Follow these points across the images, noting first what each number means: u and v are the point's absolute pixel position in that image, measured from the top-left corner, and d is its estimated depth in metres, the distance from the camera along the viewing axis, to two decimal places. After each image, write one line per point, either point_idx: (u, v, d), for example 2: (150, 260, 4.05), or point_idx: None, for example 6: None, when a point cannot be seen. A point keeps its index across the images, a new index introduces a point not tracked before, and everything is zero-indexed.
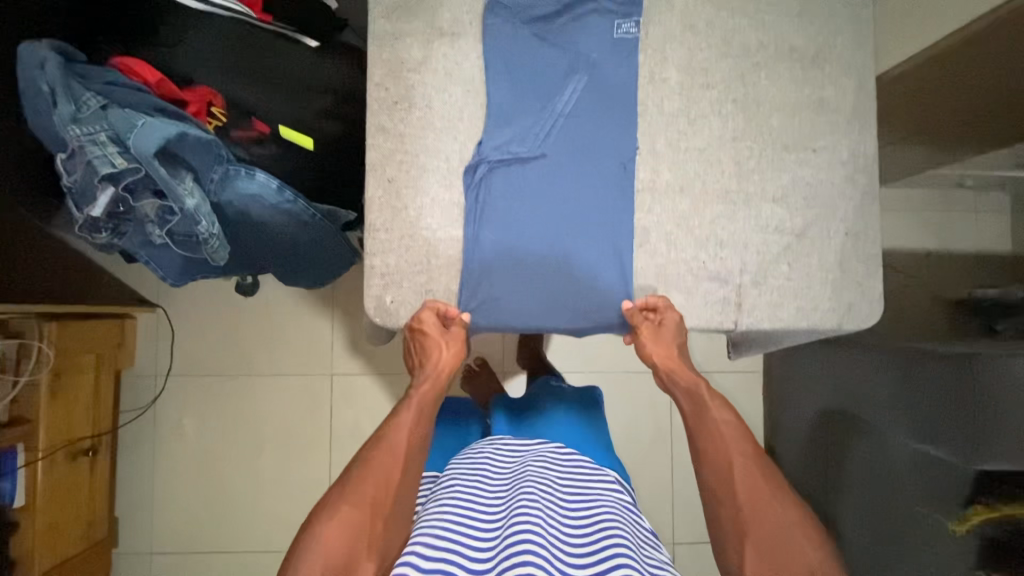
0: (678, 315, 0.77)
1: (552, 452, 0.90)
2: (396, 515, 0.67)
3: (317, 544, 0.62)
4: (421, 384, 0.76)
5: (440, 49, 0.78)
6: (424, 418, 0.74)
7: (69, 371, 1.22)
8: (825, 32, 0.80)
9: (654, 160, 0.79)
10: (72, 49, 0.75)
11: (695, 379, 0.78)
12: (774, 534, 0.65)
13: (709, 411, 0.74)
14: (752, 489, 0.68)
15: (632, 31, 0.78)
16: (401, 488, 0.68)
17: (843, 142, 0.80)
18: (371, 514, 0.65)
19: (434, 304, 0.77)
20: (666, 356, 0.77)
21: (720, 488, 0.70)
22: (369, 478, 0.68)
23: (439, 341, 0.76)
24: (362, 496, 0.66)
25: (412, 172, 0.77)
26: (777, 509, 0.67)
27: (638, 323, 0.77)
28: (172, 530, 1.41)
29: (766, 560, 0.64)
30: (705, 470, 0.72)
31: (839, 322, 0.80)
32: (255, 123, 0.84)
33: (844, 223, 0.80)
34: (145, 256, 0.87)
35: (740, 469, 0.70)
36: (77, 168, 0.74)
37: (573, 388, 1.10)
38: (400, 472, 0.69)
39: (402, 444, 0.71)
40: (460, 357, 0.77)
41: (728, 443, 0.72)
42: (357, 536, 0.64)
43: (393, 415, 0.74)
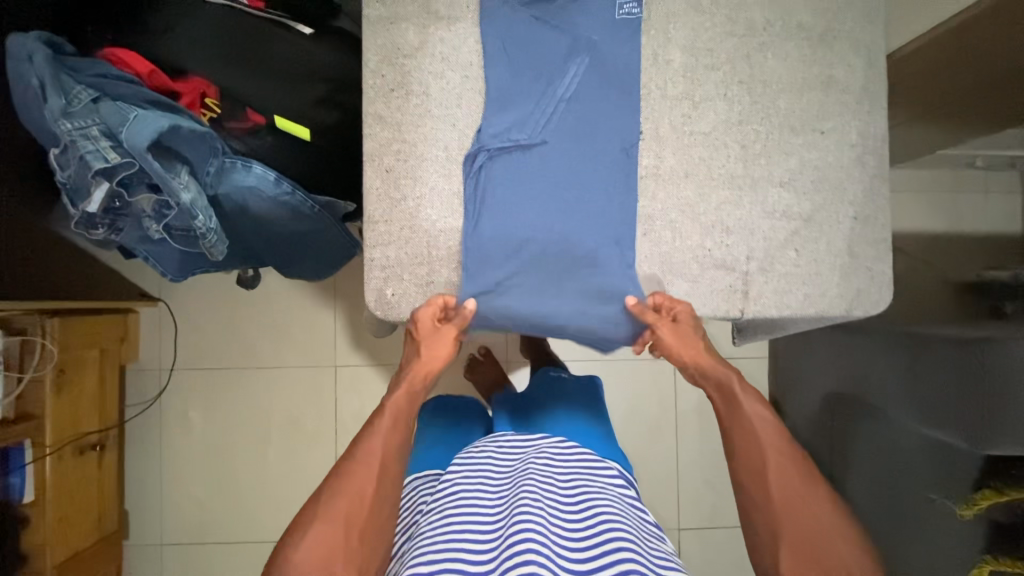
0: (689, 307, 0.76)
1: (553, 446, 0.89)
2: (372, 526, 0.67)
3: (293, 561, 0.64)
4: (396, 391, 0.76)
5: (436, 33, 0.75)
6: (402, 424, 0.74)
7: (72, 366, 1.21)
8: (833, 7, 0.78)
9: (657, 145, 0.77)
10: (60, 41, 0.73)
11: (729, 375, 0.77)
12: (812, 532, 0.66)
13: (744, 409, 0.74)
14: (785, 486, 0.68)
15: (634, 11, 0.76)
16: (377, 499, 0.68)
17: (853, 122, 0.78)
18: (347, 526, 0.66)
19: (440, 299, 0.75)
20: (695, 354, 0.78)
21: (754, 489, 0.70)
22: (343, 492, 0.67)
23: (430, 344, 0.77)
24: (336, 512, 0.66)
25: (410, 161, 0.76)
26: (817, 511, 0.67)
27: (650, 320, 0.76)
28: (181, 522, 1.42)
29: (801, 562, 0.65)
30: (741, 471, 0.71)
31: (848, 308, 0.78)
32: (249, 114, 0.84)
33: (853, 207, 0.78)
34: (144, 252, 0.86)
35: (775, 470, 0.69)
36: (71, 163, 0.71)
37: (572, 378, 1.10)
38: (376, 482, 0.69)
39: (377, 452, 0.70)
40: (450, 355, 0.78)
41: (766, 445, 0.71)
42: (332, 550, 0.65)
43: (370, 422, 0.74)
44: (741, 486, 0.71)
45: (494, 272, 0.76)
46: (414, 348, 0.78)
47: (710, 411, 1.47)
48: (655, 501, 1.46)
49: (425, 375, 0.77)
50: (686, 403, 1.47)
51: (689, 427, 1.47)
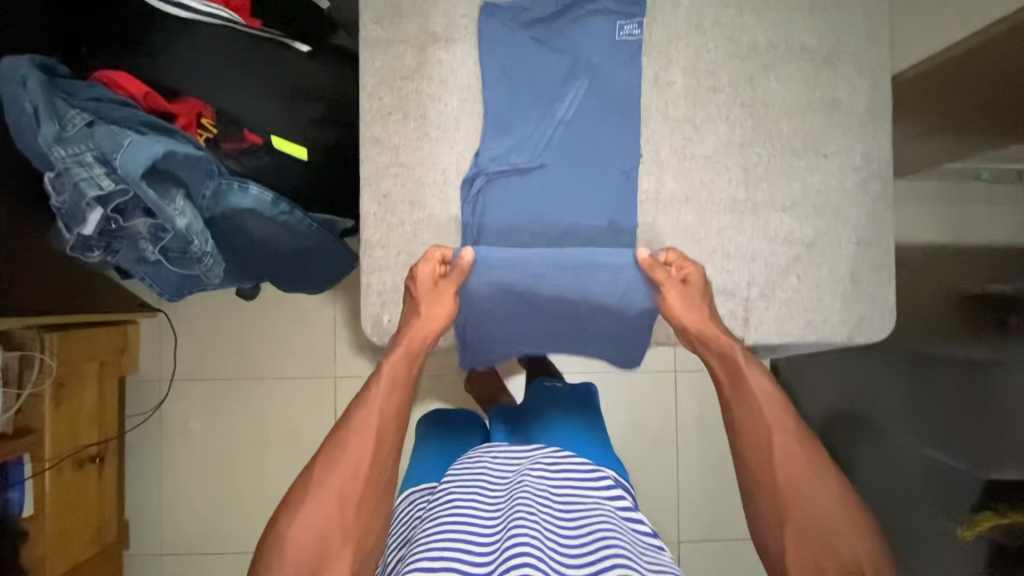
0: (700, 270, 0.73)
1: (549, 457, 0.88)
2: (368, 496, 0.66)
3: (286, 540, 0.62)
4: (397, 351, 0.72)
5: (435, 55, 0.74)
6: (400, 388, 0.71)
7: (71, 380, 1.22)
8: (838, 29, 0.76)
9: (658, 169, 0.76)
10: (55, 65, 0.73)
11: (731, 345, 0.73)
12: (819, 520, 0.65)
13: (749, 383, 0.71)
14: (792, 468, 0.67)
15: (635, 33, 0.75)
16: (375, 469, 0.67)
17: (856, 146, 0.77)
18: (342, 501, 0.64)
19: (439, 250, 0.73)
20: (699, 319, 0.72)
21: (759, 470, 0.69)
22: (339, 465, 0.66)
23: (429, 303, 0.72)
24: (331, 486, 0.65)
25: (408, 186, 0.75)
26: (822, 493, 0.66)
27: (660, 278, 0.73)
28: (181, 532, 1.42)
29: (807, 547, 0.64)
30: (743, 449, 0.70)
31: (849, 335, 0.77)
32: (245, 133, 0.81)
33: (856, 232, 0.77)
34: (141, 273, 0.84)
35: (781, 450, 0.68)
36: (65, 189, 0.70)
37: (566, 387, 1.10)
38: (372, 453, 0.67)
39: (374, 418, 0.69)
40: (450, 314, 0.73)
41: (770, 420, 0.70)
42: (329, 524, 0.63)
43: (366, 386, 0.71)
44: (745, 466, 0.70)
45: (495, 297, 0.76)
46: (411, 305, 0.73)
47: (710, 423, 1.46)
48: (654, 512, 1.46)
49: (428, 335, 0.72)
50: (686, 414, 1.46)
51: (689, 438, 1.46)
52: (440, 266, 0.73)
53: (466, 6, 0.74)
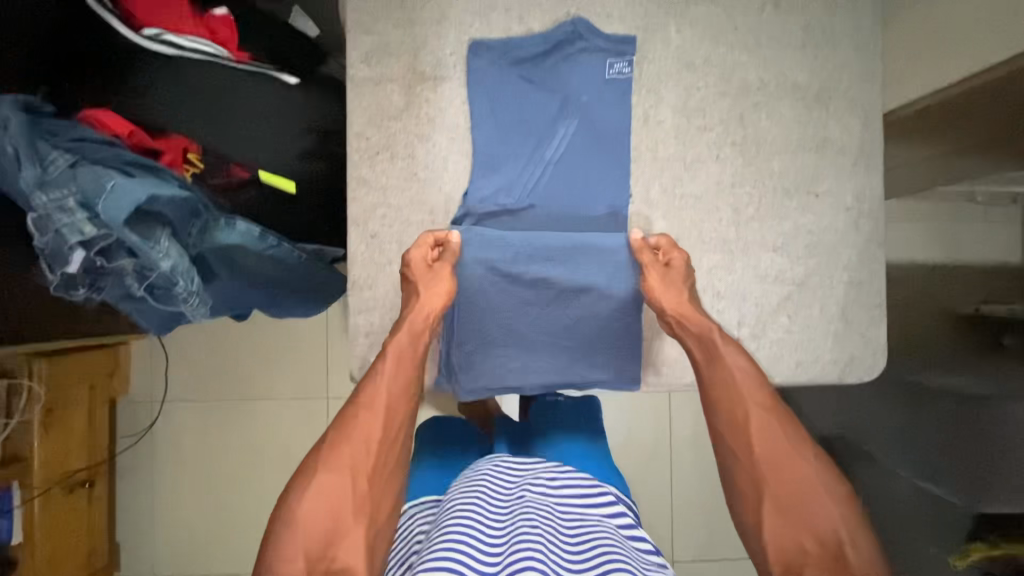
0: (685, 257, 0.73)
1: (550, 471, 0.86)
2: (380, 469, 0.65)
3: (298, 513, 0.60)
4: (399, 332, 0.70)
5: (423, 94, 0.74)
6: (407, 366, 0.70)
7: (60, 406, 1.21)
8: (830, 67, 0.76)
9: (647, 209, 0.75)
10: (39, 102, 0.71)
11: (710, 326, 0.72)
12: (795, 489, 0.64)
13: (725, 362, 0.70)
14: (766, 440, 0.66)
15: (625, 71, 0.74)
16: (385, 444, 0.66)
17: (847, 185, 0.77)
18: (352, 473, 0.63)
19: (431, 234, 0.72)
20: (677, 302, 0.72)
21: (736, 443, 0.68)
22: (347, 440, 0.64)
23: (426, 285, 0.70)
24: (340, 461, 0.63)
25: (395, 227, 0.74)
26: (796, 462, 0.65)
27: (647, 261, 0.72)
28: (172, 553, 1.41)
29: (781, 517, 0.63)
30: (719, 422, 0.70)
31: (840, 376, 0.77)
32: (232, 168, 0.81)
33: (847, 272, 0.77)
34: (129, 308, 0.84)
35: (756, 423, 0.67)
36: (48, 230, 0.69)
37: (569, 400, 1.07)
38: (382, 427, 0.66)
39: (382, 396, 0.67)
40: (450, 296, 0.71)
41: (745, 395, 0.69)
42: (339, 500, 0.61)
43: (372, 365, 0.70)
44: (723, 441, 0.69)
45: (484, 334, 0.76)
46: (409, 288, 0.72)
47: (704, 443, 1.46)
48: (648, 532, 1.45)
49: (428, 317, 0.70)
50: (681, 434, 1.46)
51: (684, 459, 1.46)
52: (433, 250, 0.72)
53: (455, 45, 0.73)
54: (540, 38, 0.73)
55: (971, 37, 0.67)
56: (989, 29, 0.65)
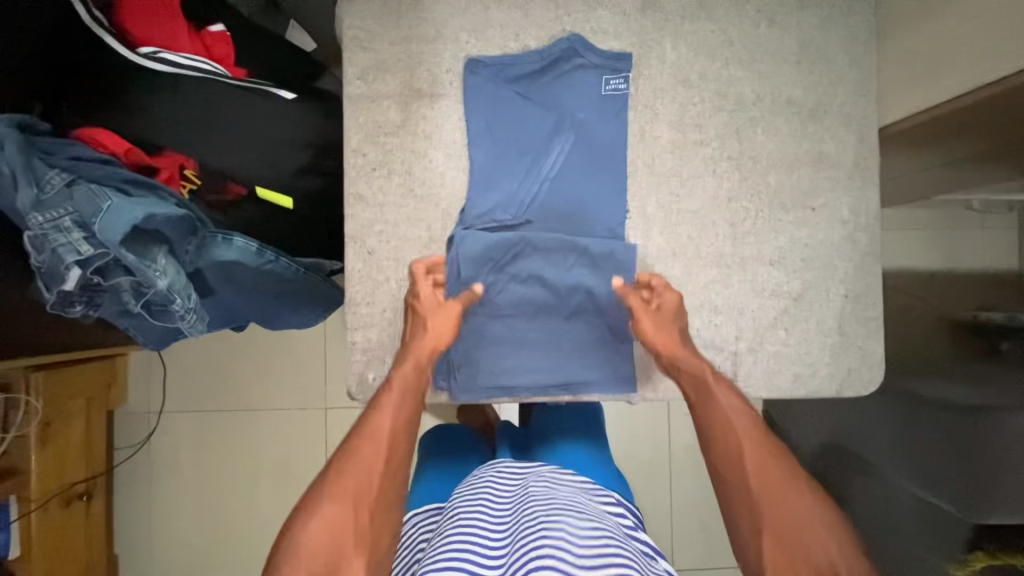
0: (676, 297, 0.73)
1: (552, 472, 0.86)
2: (382, 500, 0.60)
3: (299, 545, 0.56)
4: (405, 364, 0.69)
5: (420, 111, 0.74)
6: (410, 399, 0.68)
7: (58, 418, 1.20)
8: (824, 82, 0.76)
9: (644, 224, 0.75)
10: (33, 121, 0.71)
11: (701, 366, 0.71)
12: (799, 527, 0.59)
13: (717, 399, 0.69)
14: (764, 476, 0.63)
15: (621, 87, 0.74)
16: (389, 473, 0.62)
17: (843, 199, 0.77)
18: (356, 502, 0.59)
19: (423, 274, 0.72)
20: (667, 342, 0.72)
21: (733, 481, 0.64)
22: (351, 465, 0.61)
23: (432, 318, 0.71)
24: (345, 487, 0.59)
25: (393, 243, 0.74)
26: (794, 497, 0.61)
27: (634, 302, 0.73)
28: (171, 565, 1.41)
29: (785, 554, 0.58)
30: (715, 459, 0.67)
31: (838, 390, 0.77)
32: (230, 185, 0.81)
33: (844, 285, 0.77)
34: (126, 324, 0.84)
35: (753, 458, 0.65)
36: (43, 249, 0.69)
37: (571, 408, 1.08)
38: (385, 455, 0.63)
39: (387, 424, 0.64)
40: (450, 335, 0.71)
41: (739, 430, 0.67)
42: (341, 527, 0.57)
43: (375, 398, 0.67)
44: (720, 478, 0.66)
45: (480, 352, 0.75)
46: (415, 324, 0.71)
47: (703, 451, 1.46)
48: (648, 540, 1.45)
49: (433, 350, 0.71)
50: (680, 442, 1.46)
51: (684, 466, 1.46)
52: (429, 290, 0.72)
53: (451, 61, 0.74)
54: (537, 55, 0.74)
55: (964, 53, 0.67)
56: (983, 45, 0.65)
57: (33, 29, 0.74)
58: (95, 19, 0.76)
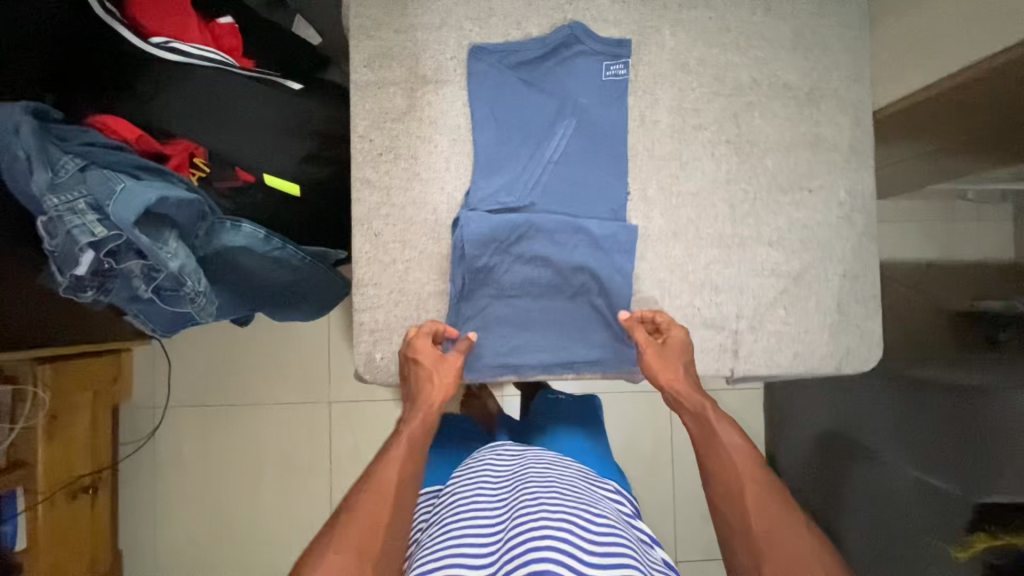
0: (684, 333, 0.75)
1: (551, 457, 0.87)
2: (385, 557, 0.61)
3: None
4: (411, 418, 0.72)
5: (425, 97, 0.75)
6: (416, 452, 0.70)
7: (65, 411, 1.21)
8: (819, 67, 0.78)
9: (645, 206, 0.77)
10: (47, 108, 0.73)
11: (703, 405, 0.72)
12: (798, 567, 0.58)
13: (719, 438, 0.70)
14: (764, 515, 0.63)
15: (621, 73, 0.76)
16: (392, 528, 0.62)
17: (840, 180, 0.79)
18: (360, 553, 0.60)
19: (432, 326, 0.75)
20: (671, 377, 0.73)
21: (733, 518, 0.64)
22: (356, 518, 0.62)
23: (435, 371, 0.73)
24: (350, 541, 0.60)
25: (399, 226, 0.76)
26: (791, 532, 0.61)
27: (638, 333, 0.75)
28: (175, 560, 1.41)
29: None
30: (715, 494, 0.67)
31: (838, 366, 0.78)
32: (238, 172, 0.83)
33: (842, 264, 0.78)
34: (135, 310, 0.85)
35: (753, 497, 0.64)
36: (57, 233, 0.70)
37: (572, 399, 1.09)
38: (390, 509, 0.63)
39: (393, 479, 0.66)
40: (453, 389, 0.74)
41: (740, 469, 0.67)
42: None
43: (382, 452, 0.70)
44: (720, 515, 0.66)
45: (486, 331, 0.77)
46: (417, 376, 0.73)
47: None
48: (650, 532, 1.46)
49: (438, 402, 0.73)
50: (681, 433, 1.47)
51: (685, 459, 1.47)
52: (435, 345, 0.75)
53: (455, 49, 0.75)
54: (539, 42, 0.75)
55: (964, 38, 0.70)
56: (979, 29, 0.68)
57: (32, 40, 0.75)
58: (107, 10, 0.76)
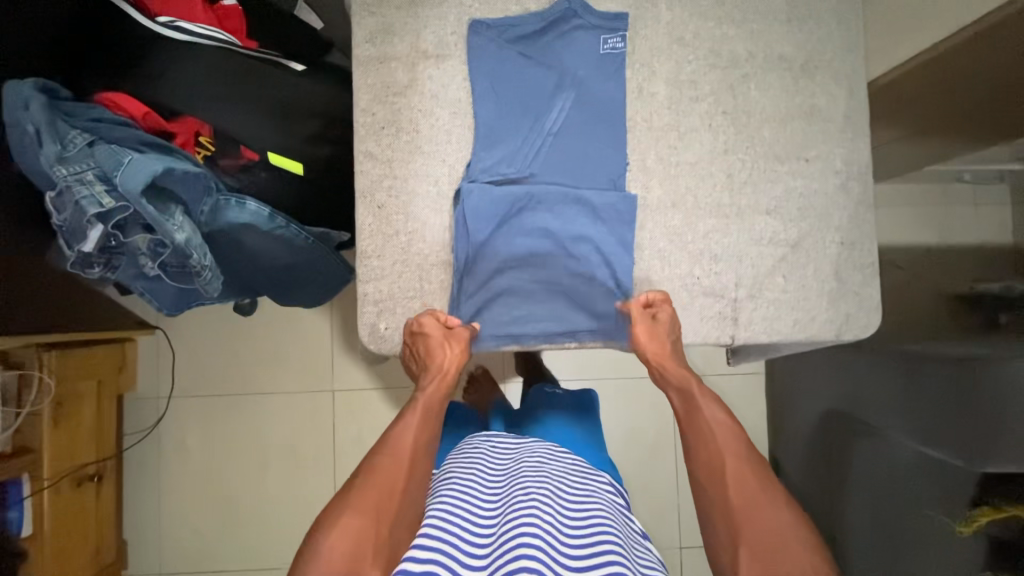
0: (672, 310, 0.76)
1: (546, 449, 0.85)
2: (402, 519, 0.63)
3: (323, 550, 0.59)
4: (428, 386, 0.75)
5: (425, 71, 0.77)
6: (430, 423, 0.72)
7: (70, 399, 1.22)
8: (813, 39, 0.79)
9: (644, 176, 0.78)
10: (57, 87, 0.74)
11: (687, 377, 0.76)
12: (770, 539, 0.61)
13: (702, 412, 0.72)
14: (742, 490, 0.65)
15: (619, 46, 0.77)
16: (408, 492, 0.65)
17: (835, 149, 0.80)
18: (377, 515, 0.62)
19: (434, 313, 0.75)
20: (659, 350, 0.75)
21: (713, 493, 0.66)
22: (373, 482, 0.65)
23: (443, 343, 0.74)
24: (367, 502, 0.63)
25: (402, 198, 0.77)
26: (769, 509, 0.63)
27: (638, 320, 0.76)
28: (179, 550, 1.41)
29: (759, 567, 0.60)
30: (698, 471, 0.69)
31: (837, 333, 0.79)
32: (243, 151, 0.84)
33: (839, 233, 0.79)
34: (140, 288, 0.86)
35: (733, 473, 0.67)
36: (66, 207, 0.72)
37: (567, 392, 1.06)
38: (405, 474, 0.66)
39: (408, 446, 0.68)
40: (463, 358, 0.75)
41: (722, 444, 0.69)
42: (361, 541, 0.60)
43: (397, 421, 0.72)
44: (699, 488, 0.68)
45: (487, 305, 0.78)
46: (424, 349, 0.75)
47: None
48: (653, 520, 1.46)
49: (449, 374, 0.75)
50: None
51: None
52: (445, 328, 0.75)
53: (455, 25, 0.77)
54: (537, 17, 0.77)
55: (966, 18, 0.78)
56: None
57: (37, 34, 0.80)
58: None
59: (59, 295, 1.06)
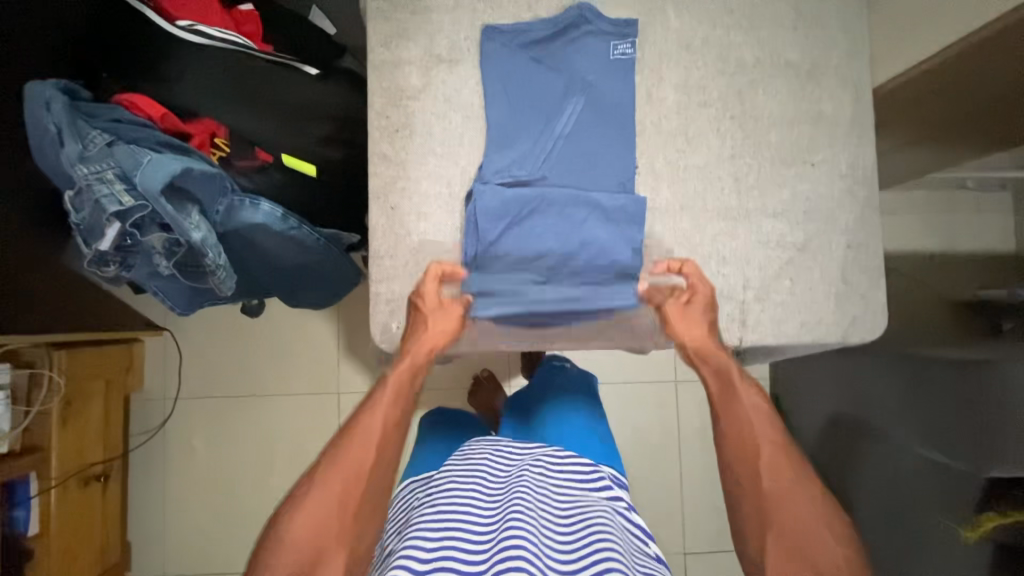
0: (708, 288, 0.78)
1: (548, 455, 0.83)
2: (368, 501, 0.64)
3: (285, 536, 0.60)
4: (401, 360, 0.74)
5: (439, 75, 0.78)
6: (404, 397, 0.72)
7: (80, 398, 1.22)
8: (820, 47, 0.81)
9: (653, 179, 0.79)
10: (78, 88, 0.75)
11: (727, 364, 0.75)
12: (800, 527, 0.62)
13: (739, 397, 0.72)
14: (777, 475, 0.65)
15: (628, 52, 0.78)
16: (374, 472, 0.65)
17: (842, 154, 0.81)
18: (342, 499, 0.63)
19: (436, 268, 0.76)
20: (698, 337, 0.76)
21: (746, 475, 0.67)
22: (340, 462, 0.65)
23: (431, 319, 0.76)
24: (333, 482, 0.63)
25: (414, 199, 0.78)
26: (804, 500, 0.64)
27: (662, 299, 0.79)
28: (183, 551, 1.41)
29: (791, 554, 0.61)
30: (728, 451, 0.69)
31: (844, 336, 0.80)
32: (257, 152, 0.84)
33: (845, 235, 0.81)
34: (154, 288, 0.87)
35: (767, 457, 0.67)
36: (86, 205, 0.73)
37: (570, 374, 1.06)
38: (373, 454, 0.66)
39: (377, 425, 0.68)
40: (449, 335, 0.76)
41: (759, 431, 0.69)
42: (325, 524, 0.61)
43: (371, 396, 0.72)
44: (729, 470, 0.68)
45: (496, 306, 0.79)
46: (415, 321, 0.76)
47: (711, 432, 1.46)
48: (658, 525, 1.45)
49: (429, 348, 0.75)
50: (687, 423, 1.47)
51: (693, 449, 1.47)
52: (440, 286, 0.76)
53: (468, 30, 0.78)
54: (549, 23, 0.78)
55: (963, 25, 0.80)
56: None
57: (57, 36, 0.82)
58: None
59: (71, 294, 1.07)
